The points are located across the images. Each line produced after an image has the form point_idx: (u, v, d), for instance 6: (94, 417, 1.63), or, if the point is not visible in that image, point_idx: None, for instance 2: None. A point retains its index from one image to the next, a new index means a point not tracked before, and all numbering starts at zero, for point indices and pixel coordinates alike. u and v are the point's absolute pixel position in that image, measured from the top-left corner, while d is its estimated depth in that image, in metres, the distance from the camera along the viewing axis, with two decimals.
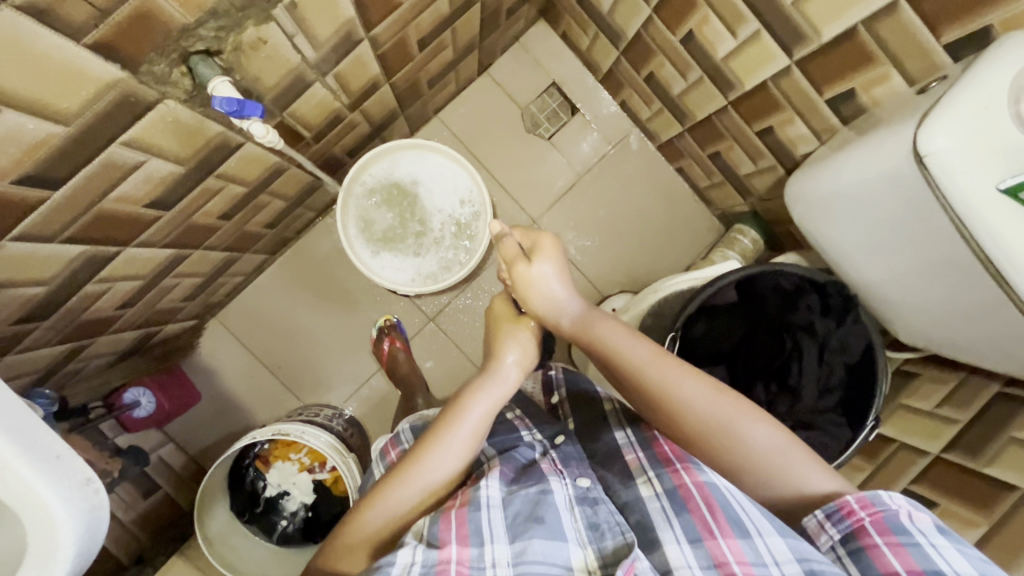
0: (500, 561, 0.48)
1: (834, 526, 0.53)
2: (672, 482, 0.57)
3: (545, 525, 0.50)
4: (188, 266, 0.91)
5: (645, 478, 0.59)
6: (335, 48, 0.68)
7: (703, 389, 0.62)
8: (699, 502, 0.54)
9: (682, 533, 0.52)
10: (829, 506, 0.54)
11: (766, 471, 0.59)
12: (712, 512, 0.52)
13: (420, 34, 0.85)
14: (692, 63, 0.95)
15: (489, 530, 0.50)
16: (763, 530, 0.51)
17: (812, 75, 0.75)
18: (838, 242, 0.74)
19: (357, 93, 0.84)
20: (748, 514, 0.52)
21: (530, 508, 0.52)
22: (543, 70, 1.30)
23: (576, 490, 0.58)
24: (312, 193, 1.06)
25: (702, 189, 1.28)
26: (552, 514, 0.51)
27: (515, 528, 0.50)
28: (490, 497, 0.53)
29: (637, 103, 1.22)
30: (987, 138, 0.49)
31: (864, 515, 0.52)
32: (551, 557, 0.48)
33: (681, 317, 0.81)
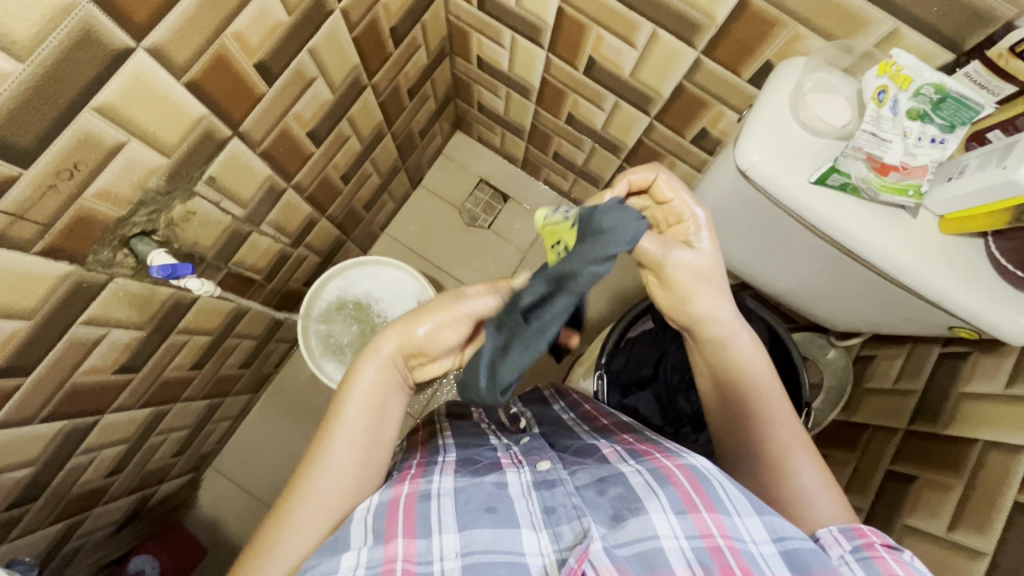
0: (447, 553, 0.49)
1: (846, 541, 0.51)
2: (653, 464, 0.56)
3: (496, 513, 0.51)
4: (172, 420, 0.97)
5: (624, 460, 0.58)
6: (262, 202, 0.80)
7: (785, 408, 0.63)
8: (682, 479, 0.53)
9: (668, 503, 0.50)
10: (846, 526, 0.53)
11: (796, 505, 0.58)
12: (695, 488, 0.51)
13: (341, 171, 0.98)
14: (583, 136, 1.09)
15: (437, 520, 0.51)
16: (741, 511, 0.50)
17: (670, 124, 0.88)
18: (729, 259, 0.79)
19: (296, 232, 0.96)
20: (729, 493, 0.51)
21: (485, 498, 0.53)
22: (469, 171, 1.46)
23: (536, 475, 0.57)
24: (281, 325, 1.15)
25: None
26: (505, 504, 0.52)
27: (463, 517, 0.51)
28: (440, 488, 0.55)
29: (556, 178, 1.37)
30: (786, 144, 0.59)
31: (877, 539, 0.50)
32: (501, 544, 0.48)
33: (603, 353, 0.83)
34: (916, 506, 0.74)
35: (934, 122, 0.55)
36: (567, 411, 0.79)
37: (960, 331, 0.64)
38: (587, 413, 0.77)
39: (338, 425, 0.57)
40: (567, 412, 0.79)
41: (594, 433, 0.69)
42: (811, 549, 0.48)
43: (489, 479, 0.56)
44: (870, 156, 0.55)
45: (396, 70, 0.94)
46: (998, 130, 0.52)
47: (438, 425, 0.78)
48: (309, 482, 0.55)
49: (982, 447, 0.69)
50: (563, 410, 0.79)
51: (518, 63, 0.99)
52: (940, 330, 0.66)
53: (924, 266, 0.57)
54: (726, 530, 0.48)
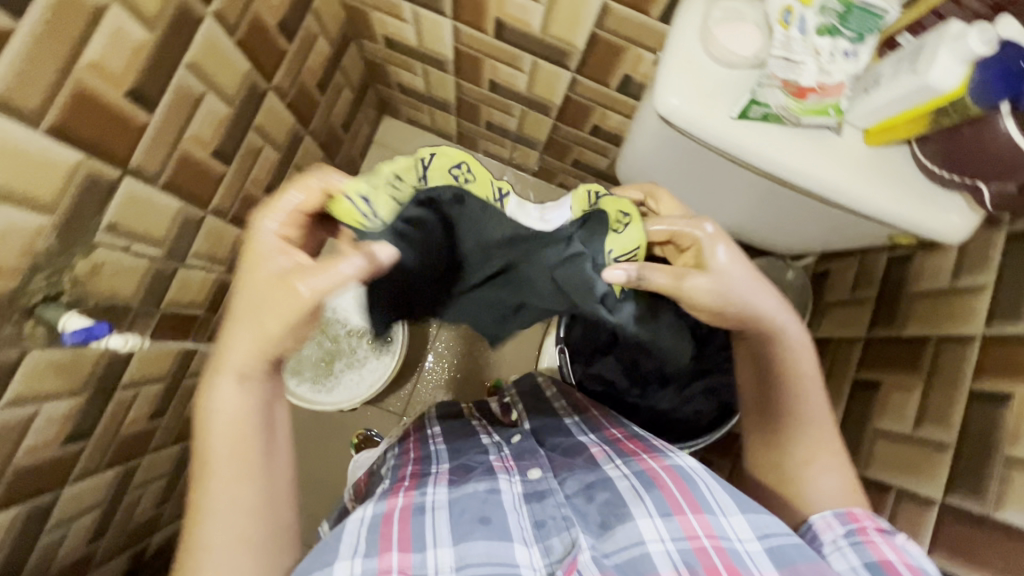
0: (442, 566, 0.49)
1: (840, 524, 0.57)
2: (639, 466, 0.59)
3: (490, 527, 0.53)
4: (146, 473, 0.94)
5: (612, 463, 0.61)
6: (180, 236, 0.75)
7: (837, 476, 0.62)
8: (667, 479, 0.57)
9: (654, 507, 0.54)
10: (839, 510, 0.58)
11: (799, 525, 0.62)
12: (681, 490, 0.55)
13: (264, 185, 0.93)
14: (510, 101, 1.05)
15: (431, 536, 0.52)
16: (726, 509, 0.54)
17: (591, 75, 0.85)
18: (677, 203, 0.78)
19: (229, 257, 0.91)
20: (713, 493, 0.56)
21: (479, 508, 0.55)
22: (406, 156, 1.40)
23: (527, 487, 0.59)
24: None
25: (588, 192, 1.36)
26: (498, 515, 0.54)
27: (458, 529, 0.53)
28: (435, 501, 0.56)
29: (495, 148, 1.33)
30: (703, 82, 0.56)
31: (869, 523, 0.56)
32: (494, 557, 0.50)
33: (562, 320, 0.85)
34: (884, 409, 0.77)
35: (844, 34, 0.54)
36: (556, 397, 0.78)
37: (899, 238, 0.65)
38: (576, 399, 0.77)
39: (215, 446, 0.50)
40: (554, 396, 0.79)
41: (582, 427, 0.69)
42: (793, 544, 0.52)
43: (481, 487, 0.57)
44: (787, 82, 0.53)
45: (298, 66, 0.88)
46: (908, 33, 0.53)
47: (429, 430, 0.77)
48: (207, 503, 0.50)
49: (935, 343, 0.72)
50: (555, 398, 0.78)
51: (426, 37, 0.93)
52: (881, 241, 0.67)
53: (858, 183, 0.56)
54: (712, 528, 0.52)
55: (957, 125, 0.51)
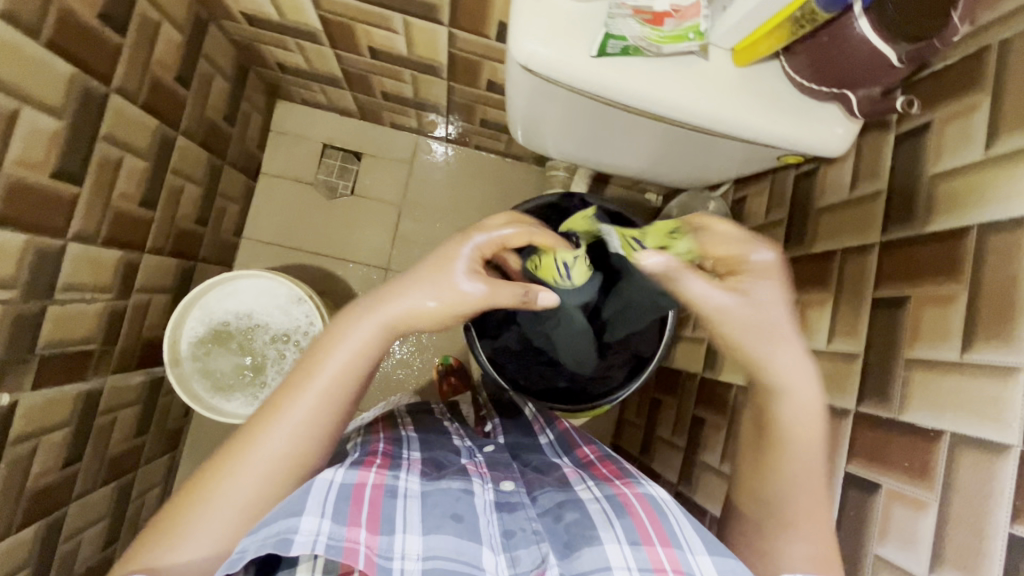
0: (409, 552, 0.48)
1: None
2: (611, 490, 0.57)
3: (461, 525, 0.51)
4: (76, 521, 0.89)
5: (584, 486, 0.59)
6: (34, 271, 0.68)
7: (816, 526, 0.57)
8: (639, 508, 0.54)
9: (623, 534, 0.51)
10: None
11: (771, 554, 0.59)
12: (651, 520, 0.53)
13: (137, 197, 0.85)
14: (396, 67, 0.98)
15: (403, 522, 0.50)
16: (693, 548, 0.51)
17: (464, 26, 0.79)
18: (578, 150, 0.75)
19: (113, 282, 0.84)
20: (684, 530, 0.52)
21: (451, 505, 0.52)
22: (310, 141, 1.32)
23: (498, 495, 0.57)
24: (164, 380, 1.06)
25: (506, 151, 1.31)
26: (471, 514, 0.52)
27: (429, 520, 0.50)
28: (408, 488, 0.53)
29: (401, 118, 1.25)
30: (555, 22, 0.52)
31: None
32: (462, 556, 0.48)
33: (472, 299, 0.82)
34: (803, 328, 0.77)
35: None
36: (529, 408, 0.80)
37: (789, 158, 0.63)
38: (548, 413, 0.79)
39: (295, 388, 0.56)
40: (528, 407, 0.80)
41: (555, 449, 0.70)
42: None
43: (454, 485, 0.55)
44: (637, 10, 0.50)
45: (143, 61, 0.79)
46: None
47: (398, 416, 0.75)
48: (278, 423, 0.54)
49: (840, 256, 0.72)
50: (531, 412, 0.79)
51: (284, 7, 0.85)
52: (774, 162, 0.65)
53: (734, 109, 0.54)
54: (679, 564, 0.49)
55: (814, 34, 0.49)
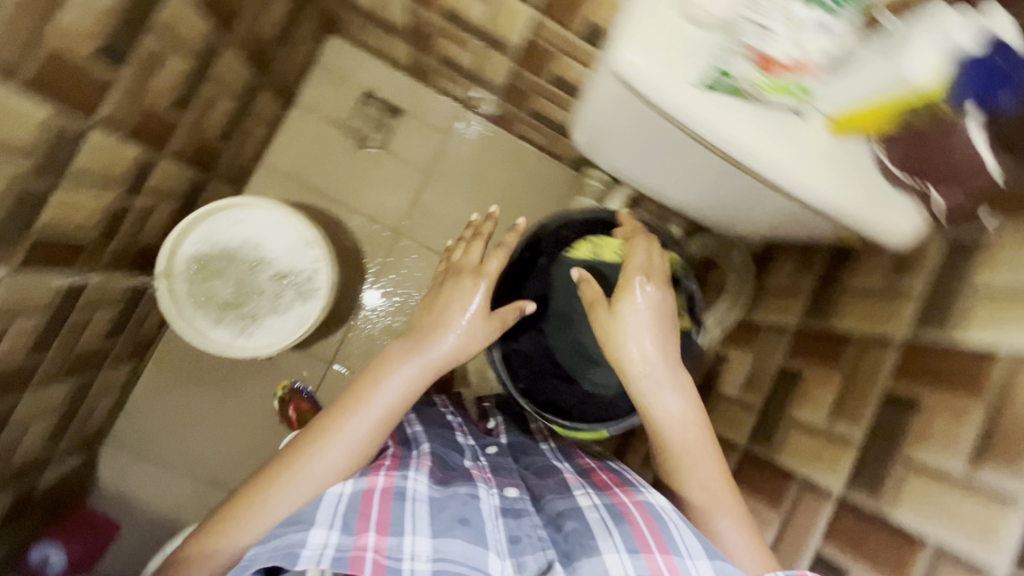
0: (419, 554, 0.53)
1: None
2: (611, 501, 0.62)
3: (470, 526, 0.56)
4: (27, 411, 0.85)
5: (583, 493, 0.64)
6: (51, 148, 0.63)
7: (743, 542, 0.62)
8: (636, 517, 0.59)
9: (621, 542, 0.55)
10: None
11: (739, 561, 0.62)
12: (650, 529, 0.57)
13: (172, 97, 0.81)
14: (466, 35, 0.94)
15: (411, 523, 0.55)
16: (692, 553, 0.55)
17: (553, 14, 0.76)
18: (634, 171, 0.73)
19: (124, 178, 0.79)
20: (681, 533, 0.57)
21: (457, 508, 0.58)
22: (352, 83, 1.27)
23: (502, 501, 0.64)
24: (148, 289, 1.02)
25: (547, 147, 1.29)
26: (476, 515, 0.58)
27: (438, 523, 0.56)
28: (416, 491, 0.58)
29: (451, 86, 1.22)
30: (666, 42, 0.50)
31: None
32: (470, 558, 0.54)
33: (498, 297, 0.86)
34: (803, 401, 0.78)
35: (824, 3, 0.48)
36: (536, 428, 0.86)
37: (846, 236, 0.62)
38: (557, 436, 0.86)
39: (360, 397, 0.65)
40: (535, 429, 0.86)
41: (557, 457, 0.77)
42: None
43: (461, 490, 0.61)
44: (755, 52, 0.48)
45: None
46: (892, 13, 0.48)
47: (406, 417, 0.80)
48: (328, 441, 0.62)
49: (860, 343, 0.72)
50: (537, 427, 0.86)
51: None
52: (829, 234, 0.64)
53: (817, 178, 0.52)
54: (676, 571, 0.53)
55: (920, 129, 0.48)
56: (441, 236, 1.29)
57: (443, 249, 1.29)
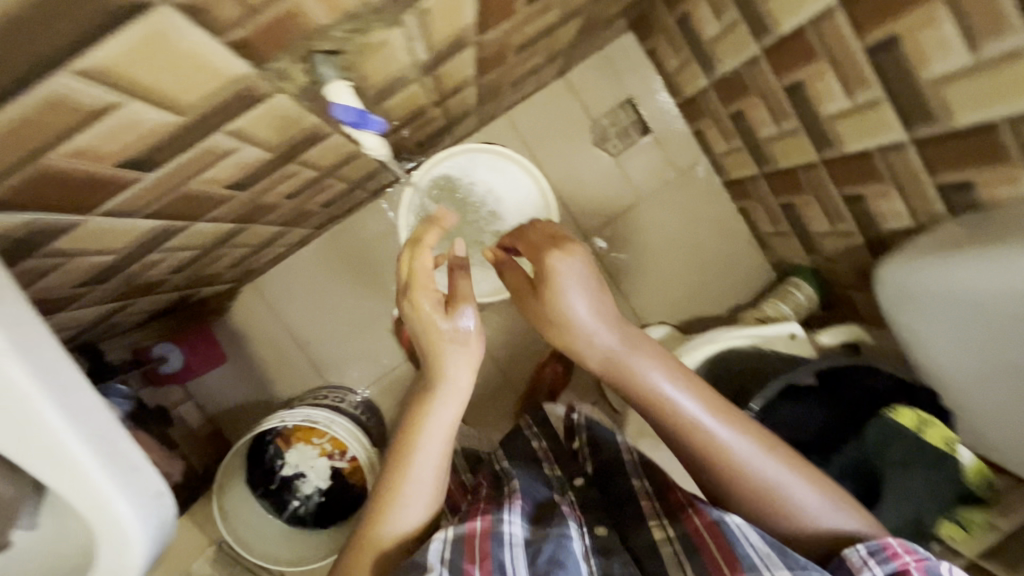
0: None
1: (880, 564, 0.55)
2: (686, 527, 0.64)
3: (566, 569, 0.59)
4: (245, 237, 0.89)
5: (660, 524, 0.67)
6: (444, 52, 0.64)
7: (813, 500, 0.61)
8: (707, 538, 0.61)
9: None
10: (873, 544, 0.56)
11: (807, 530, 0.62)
12: (723, 551, 0.58)
13: (524, 41, 0.81)
14: (793, 113, 0.91)
15: (510, 566, 0.59)
16: (771, 565, 0.56)
17: (928, 154, 0.72)
18: (924, 330, 0.72)
19: (446, 91, 0.80)
20: (755, 549, 0.57)
21: (548, 553, 0.60)
22: (623, 85, 1.26)
23: (596, 540, 0.68)
24: (375, 178, 1.05)
25: (762, 234, 1.25)
26: (570, 559, 0.60)
27: (533, 568, 0.59)
28: (513, 534, 0.63)
29: (715, 137, 1.19)
30: None
31: (910, 559, 0.55)
32: None
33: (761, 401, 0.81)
34: None
35: None
36: (624, 442, 0.82)
37: None
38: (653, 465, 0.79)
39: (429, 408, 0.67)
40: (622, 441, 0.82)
41: (637, 469, 0.77)
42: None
43: (554, 530, 0.63)
44: None
45: None
46: None
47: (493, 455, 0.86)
48: (408, 476, 0.65)
49: None
50: (620, 438, 0.82)
51: None
52: None
53: None
54: None
55: None
56: (619, 262, 1.29)
57: (613, 273, 1.29)
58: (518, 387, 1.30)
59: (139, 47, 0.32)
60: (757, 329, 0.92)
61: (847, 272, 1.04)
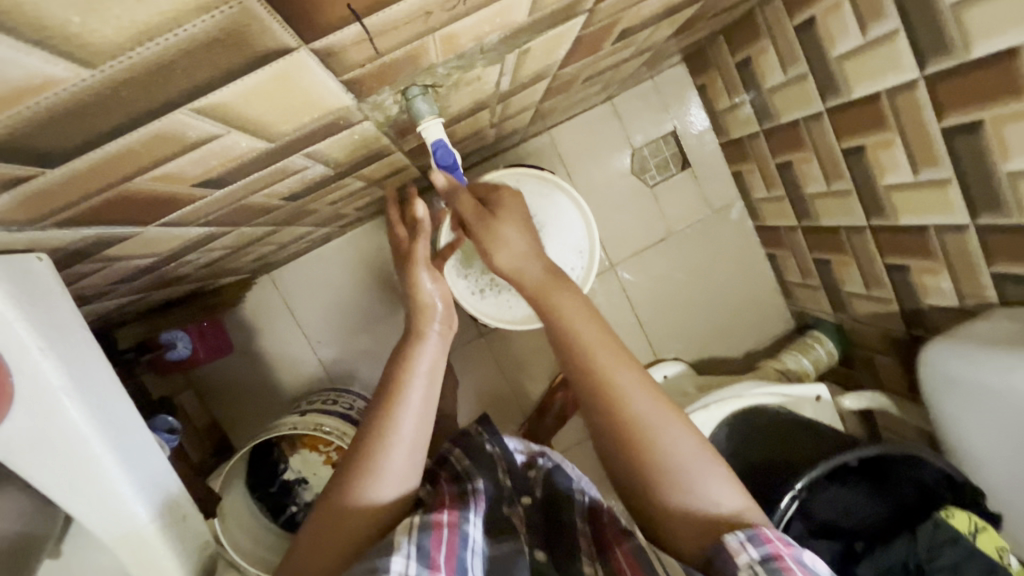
0: None
1: (755, 548, 0.47)
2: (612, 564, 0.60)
3: None
4: (276, 236, 0.85)
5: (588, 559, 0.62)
6: (524, 82, 0.61)
7: (727, 494, 0.53)
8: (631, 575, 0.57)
9: None
10: (751, 530, 0.49)
11: (701, 523, 0.52)
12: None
13: (593, 73, 0.78)
14: (846, 175, 0.90)
15: None
16: None
17: (988, 242, 0.72)
18: (969, 412, 0.71)
19: (508, 115, 0.77)
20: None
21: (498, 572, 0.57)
22: (669, 116, 1.24)
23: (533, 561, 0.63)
24: (415, 183, 1.02)
25: (788, 283, 1.25)
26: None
27: None
28: (473, 543, 0.57)
29: (755, 182, 1.18)
30: None
31: (783, 544, 0.48)
32: None
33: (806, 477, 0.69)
34: None
35: None
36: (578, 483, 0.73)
37: None
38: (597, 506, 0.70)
39: (411, 360, 0.64)
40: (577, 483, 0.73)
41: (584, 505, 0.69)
42: None
43: (506, 546, 0.60)
44: None
45: None
46: None
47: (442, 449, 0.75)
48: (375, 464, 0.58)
49: None
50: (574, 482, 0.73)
51: (865, 60, 0.76)
52: None
53: None
54: None
55: None
56: (642, 293, 1.28)
57: (635, 303, 1.28)
58: (526, 407, 1.28)
59: (262, 87, 0.30)
60: (784, 387, 0.90)
61: (874, 335, 1.04)
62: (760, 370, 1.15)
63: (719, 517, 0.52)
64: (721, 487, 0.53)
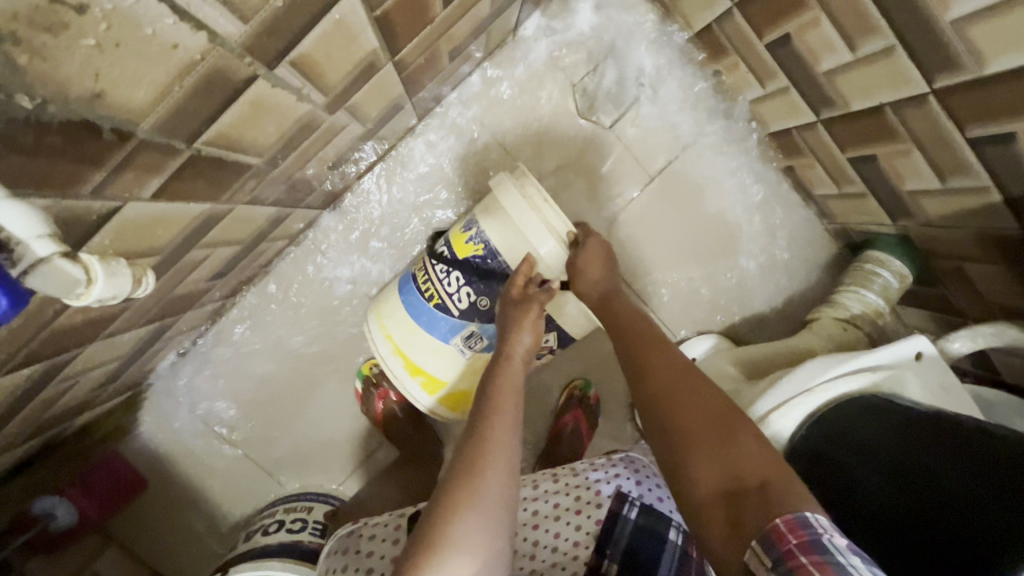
0: None
1: (769, 556, 0.42)
2: None
3: None
4: (86, 361, 0.58)
5: None
6: (291, 11, 0.32)
7: (745, 443, 0.50)
8: None
9: None
10: (765, 534, 0.43)
11: (731, 464, 0.49)
12: None
13: None
14: (882, 25, 0.60)
15: None
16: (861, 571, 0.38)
17: None
18: None
19: (337, 87, 0.48)
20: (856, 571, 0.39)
21: None
22: (606, 28, 0.92)
23: None
24: (283, 220, 0.73)
25: (818, 198, 0.95)
26: None
27: None
28: None
29: (743, 79, 0.87)
30: None
31: (792, 540, 0.41)
32: None
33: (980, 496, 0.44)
34: None
35: None
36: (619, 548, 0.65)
37: None
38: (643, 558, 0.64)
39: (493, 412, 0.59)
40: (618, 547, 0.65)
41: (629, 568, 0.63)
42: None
43: None
44: None
45: None
46: None
47: (544, 474, 0.76)
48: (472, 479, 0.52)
49: None
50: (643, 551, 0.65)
51: None
52: None
53: None
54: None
55: None
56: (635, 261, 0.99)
57: (632, 279, 0.99)
58: (534, 446, 1.01)
59: None
60: (868, 358, 0.63)
61: (962, 240, 0.74)
62: (815, 324, 0.89)
63: (752, 462, 0.49)
64: (746, 433, 0.51)
